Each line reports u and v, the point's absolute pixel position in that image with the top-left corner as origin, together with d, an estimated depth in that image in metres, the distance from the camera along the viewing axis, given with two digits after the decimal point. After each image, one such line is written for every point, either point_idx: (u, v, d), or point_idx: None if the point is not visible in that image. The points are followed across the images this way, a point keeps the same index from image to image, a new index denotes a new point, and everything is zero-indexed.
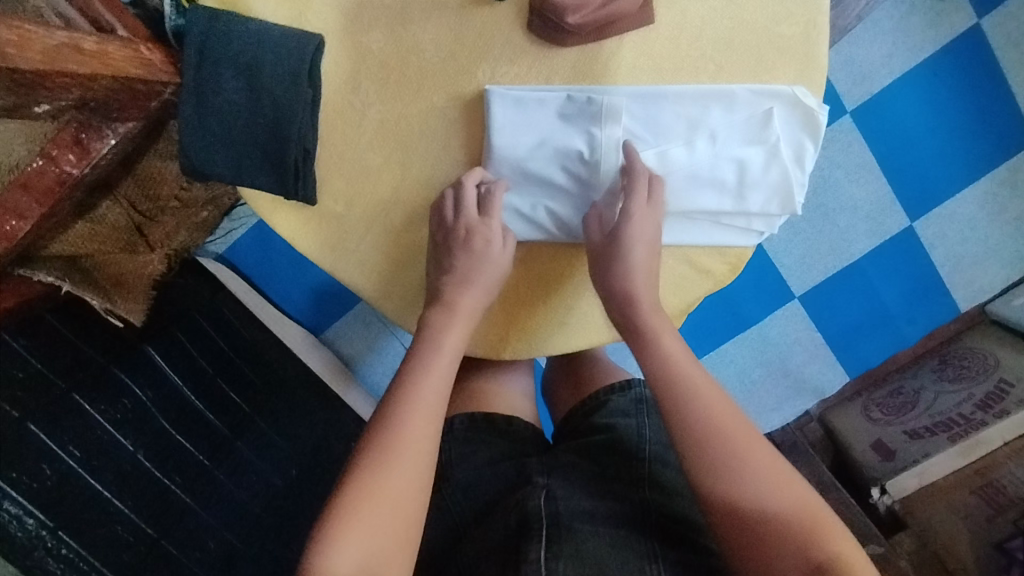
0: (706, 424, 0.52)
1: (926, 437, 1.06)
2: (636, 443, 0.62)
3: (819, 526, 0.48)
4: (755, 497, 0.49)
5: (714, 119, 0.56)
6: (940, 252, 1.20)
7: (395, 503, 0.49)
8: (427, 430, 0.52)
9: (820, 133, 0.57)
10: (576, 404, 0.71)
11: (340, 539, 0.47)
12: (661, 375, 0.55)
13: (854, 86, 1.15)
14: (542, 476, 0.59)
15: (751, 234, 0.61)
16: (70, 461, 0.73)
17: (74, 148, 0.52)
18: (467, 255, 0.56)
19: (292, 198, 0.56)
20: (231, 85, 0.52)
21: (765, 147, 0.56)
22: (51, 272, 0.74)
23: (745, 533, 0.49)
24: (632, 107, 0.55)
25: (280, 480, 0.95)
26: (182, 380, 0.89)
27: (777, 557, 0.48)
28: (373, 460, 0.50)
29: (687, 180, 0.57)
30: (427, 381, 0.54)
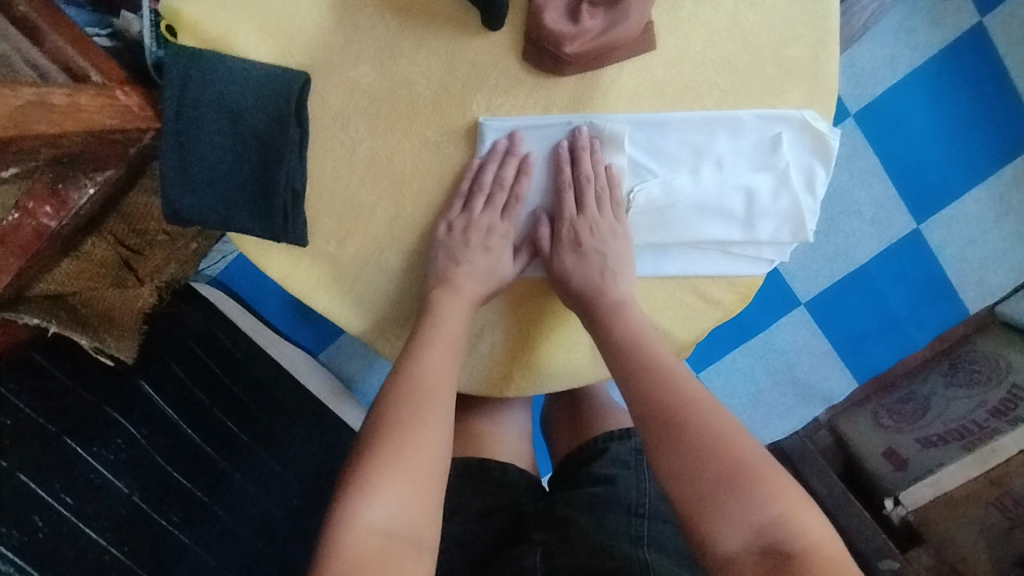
0: (655, 402, 0.50)
1: (939, 446, 1.03)
2: (634, 498, 0.60)
3: (780, 506, 0.44)
4: (704, 473, 0.46)
5: (721, 145, 0.54)
6: (947, 254, 1.18)
7: (426, 455, 0.47)
8: (447, 387, 0.52)
9: (831, 158, 0.55)
10: (574, 449, 0.70)
11: (371, 491, 0.44)
12: (665, 397, 0.50)
13: (856, 89, 1.12)
14: (541, 531, 0.59)
15: (762, 263, 0.58)
16: (62, 508, 0.71)
17: (51, 200, 0.49)
18: (472, 278, 0.55)
19: (282, 241, 0.54)
20: (213, 128, 0.49)
21: (774, 173, 0.54)
22: (34, 314, 0.70)
23: (699, 513, 0.45)
24: (634, 134, 0.53)
25: (281, 509, 0.93)
26: (178, 414, 0.87)
27: (726, 541, 0.44)
28: (394, 418, 0.48)
29: (693, 210, 0.55)
30: (441, 342, 0.53)
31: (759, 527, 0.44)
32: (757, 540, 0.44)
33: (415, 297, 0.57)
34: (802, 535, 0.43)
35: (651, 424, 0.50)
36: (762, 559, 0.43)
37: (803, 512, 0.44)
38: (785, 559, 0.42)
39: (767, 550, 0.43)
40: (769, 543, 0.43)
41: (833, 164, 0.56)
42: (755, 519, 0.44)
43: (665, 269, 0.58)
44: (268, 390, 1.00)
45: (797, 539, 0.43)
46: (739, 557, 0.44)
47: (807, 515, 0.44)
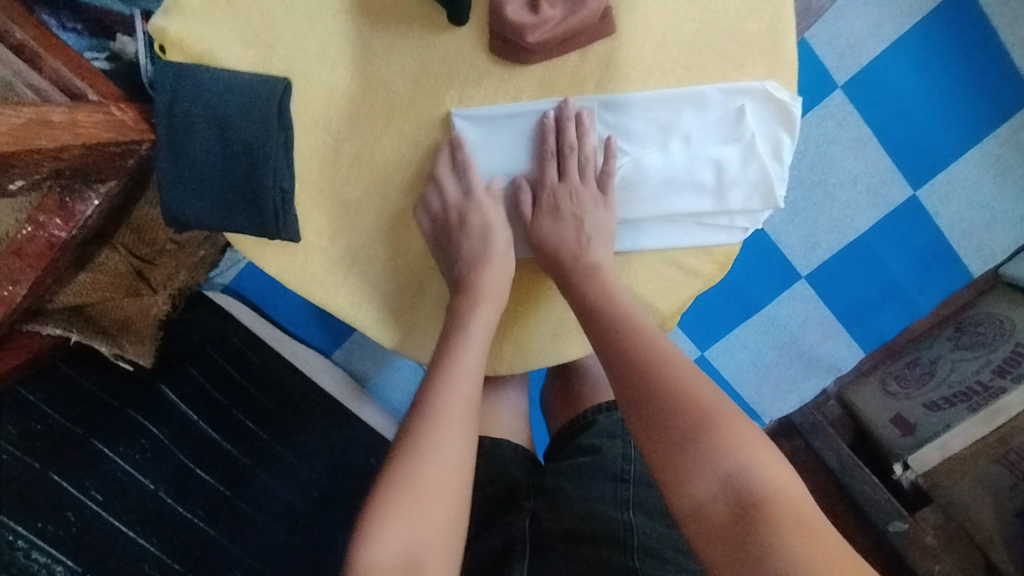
0: (626, 362, 0.53)
1: (946, 408, 1.08)
2: (619, 465, 0.65)
3: (747, 459, 0.46)
4: (672, 428, 0.48)
5: (687, 123, 0.56)
6: (945, 218, 1.17)
7: (442, 481, 0.48)
8: (468, 408, 0.52)
9: (796, 126, 0.57)
10: (570, 421, 0.75)
11: (388, 519, 0.46)
12: (652, 369, 0.51)
13: (842, 60, 1.11)
14: (529, 501, 0.67)
15: (735, 232, 0.61)
16: (93, 505, 0.76)
17: (59, 212, 0.53)
18: (478, 277, 0.57)
19: (274, 238, 0.57)
20: (202, 135, 0.53)
21: (740, 145, 0.57)
22: (57, 325, 0.75)
23: (670, 467, 0.48)
24: (604, 116, 0.56)
25: (303, 502, 0.96)
26: (199, 416, 0.91)
27: (696, 490, 0.46)
28: (413, 442, 0.49)
29: (662, 185, 0.58)
30: (466, 358, 0.54)
31: (726, 476, 0.46)
32: (725, 488, 0.45)
33: (404, 285, 0.61)
34: (769, 487, 0.45)
35: (630, 390, 0.51)
36: (731, 508, 0.45)
37: (770, 466, 0.46)
38: (750, 507, 0.44)
39: (733, 495, 0.45)
40: (736, 494, 0.45)
41: (798, 132, 0.58)
42: (723, 472, 0.46)
43: (640, 242, 0.61)
44: (284, 389, 1.04)
45: (763, 488, 0.45)
46: (708, 505, 0.46)
47: (772, 465, 0.46)
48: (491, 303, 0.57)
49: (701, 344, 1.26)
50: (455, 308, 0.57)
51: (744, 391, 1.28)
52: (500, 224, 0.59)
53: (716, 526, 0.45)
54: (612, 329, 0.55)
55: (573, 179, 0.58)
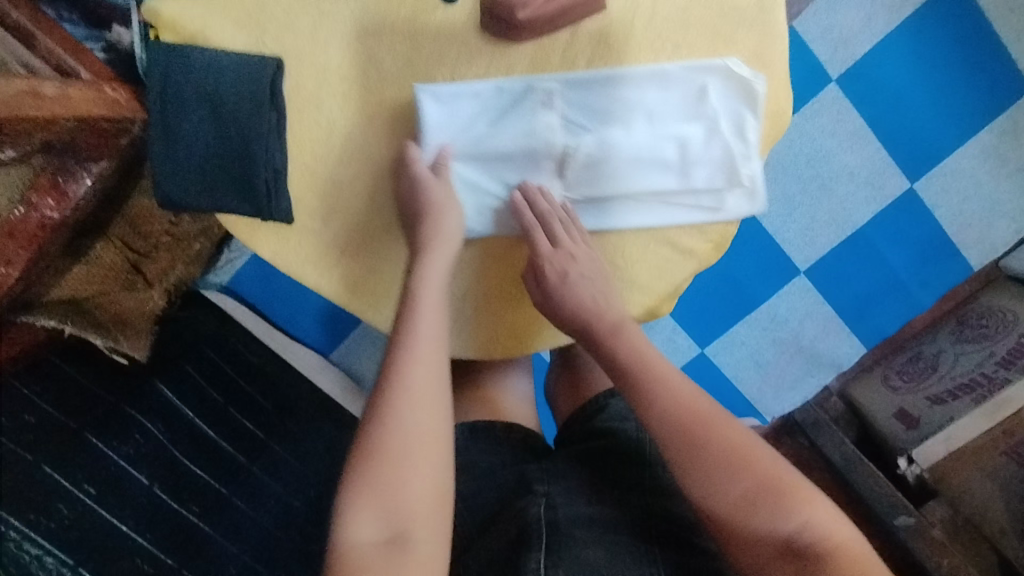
0: (662, 420, 0.53)
1: (949, 402, 1.08)
2: (635, 443, 0.67)
3: (800, 511, 0.48)
4: (725, 491, 0.49)
5: (650, 101, 0.58)
6: (944, 211, 1.16)
7: (414, 453, 0.49)
8: (432, 375, 0.52)
9: (760, 105, 0.59)
10: (576, 409, 0.77)
11: (362, 497, 0.47)
12: (691, 422, 0.52)
13: (836, 53, 1.11)
14: (544, 485, 0.62)
15: (701, 212, 0.61)
16: (86, 497, 0.79)
17: (52, 192, 0.53)
18: (431, 247, 0.56)
19: (268, 219, 0.57)
20: (194, 116, 0.54)
21: (703, 122, 0.59)
22: (51, 317, 0.75)
23: (727, 529, 0.49)
24: (568, 93, 0.57)
25: (299, 501, 0.92)
26: (195, 414, 0.90)
27: (758, 551, 0.48)
28: (379, 416, 0.50)
29: (628, 162, 0.58)
30: (423, 320, 0.54)
31: (785, 535, 0.47)
32: (784, 544, 0.47)
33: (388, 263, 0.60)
34: (828, 541, 0.47)
35: (675, 449, 0.52)
36: (792, 563, 0.47)
37: (827, 517, 0.48)
38: (810, 561, 0.46)
39: (791, 549, 0.47)
40: (795, 547, 0.47)
41: (763, 112, 0.59)
42: (782, 530, 0.48)
43: (609, 222, 0.60)
44: None
45: (824, 542, 0.47)
46: (768, 561, 0.48)
47: (830, 516, 0.48)
48: (444, 268, 0.56)
49: (701, 340, 1.24)
50: (408, 275, 0.56)
51: (746, 388, 1.27)
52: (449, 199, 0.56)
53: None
54: (642, 372, 0.56)
55: (538, 159, 0.58)
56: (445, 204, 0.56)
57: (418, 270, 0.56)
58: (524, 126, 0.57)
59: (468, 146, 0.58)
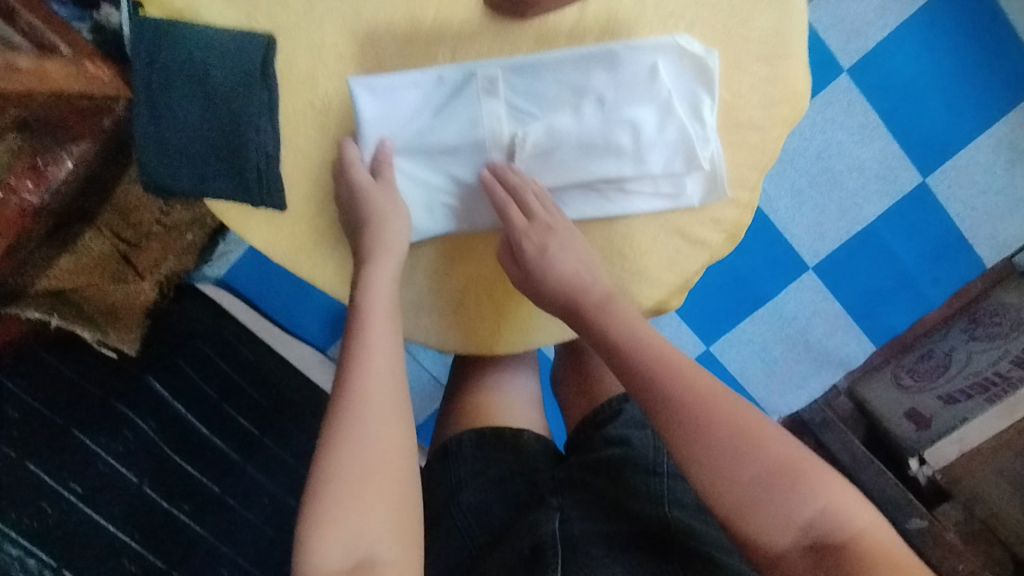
0: (668, 407, 0.49)
1: (961, 401, 1.04)
2: (650, 457, 0.66)
3: (822, 495, 0.45)
4: (738, 479, 0.46)
5: (596, 85, 0.55)
6: (957, 207, 1.13)
7: (375, 476, 0.47)
8: (388, 392, 0.50)
9: (714, 83, 0.56)
10: (586, 414, 0.76)
11: (323, 530, 0.45)
12: (704, 406, 0.48)
13: (848, 43, 1.08)
14: (557, 497, 0.64)
15: (660, 199, 0.59)
16: (71, 497, 0.72)
17: (30, 175, 0.50)
18: (376, 259, 0.54)
19: (259, 206, 0.56)
20: (182, 95, 0.51)
21: (657, 104, 0.56)
22: (37, 309, 0.71)
23: (742, 520, 0.46)
24: (509, 79, 0.55)
25: (294, 500, 0.96)
26: (188, 409, 0.87)
27: (773, 542, 0.45)
28: (332, 443, 0.48)
29: (578, 150, 0.56)
30: (374, 335, 0.52)
31: (805, 524, 0.45)
32: (804, 537, 0.45)
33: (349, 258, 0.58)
34: (849, 526, 0.44)
35: (681, 440, 0.48)
36: (810, 550, 0.44)
37: (849, 500, 0.45)
38: (835, 559, 0.43)
39: (815, 542, 0.44)
40: (819, 540, 0.44)
41: (719, 89, 0.56)
42: (801, 516, 0.45)
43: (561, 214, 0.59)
44: (274, 386, 1.02)
45: (845, 529, 0.44)
46: (789, 554, 0.45)
47: (861, 510, 0.45)
48: (390, 280, 0.55)
49: (707, 338, 1.22)
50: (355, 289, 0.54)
51: (750, 386, 1.25)
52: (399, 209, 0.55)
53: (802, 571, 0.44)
54: (643, 355, 0.52)
55: (485, 150, 0.56)
56: (389, 215, 0.55)
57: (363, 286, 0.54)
58: (467, 116, 0.55)
59: (410, 140, 0.56)
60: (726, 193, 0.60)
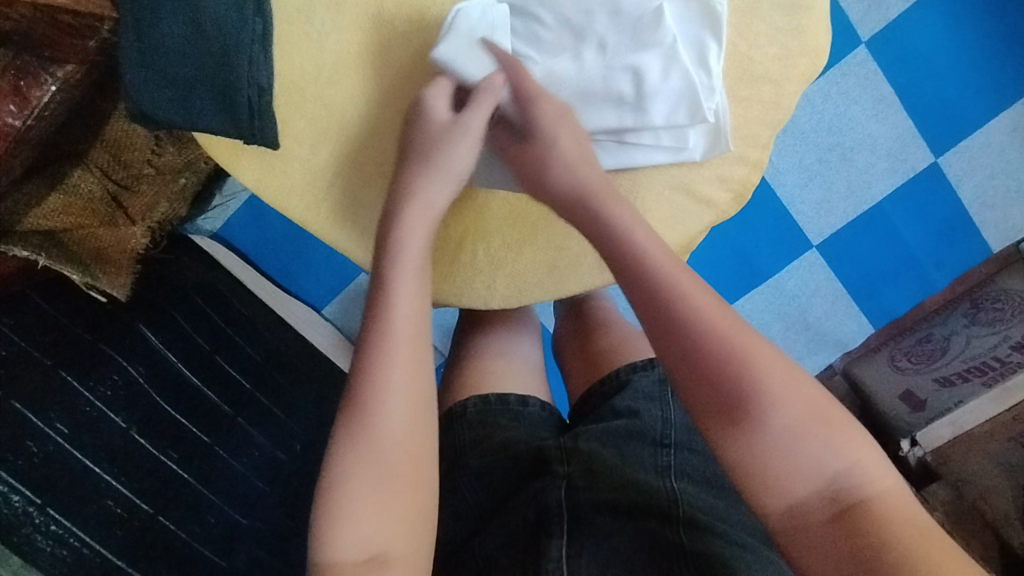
0: (699, 342, 0.46)
1: (959, 385, 1.06)
2: (659, 429, 0.67)
3: (851, 452, 0.44)
4: (773, 425, 0.44)
5: (601, 27, 0.54)
6: (967, 188, 1.10)
7: (392, 470, 0.47)
8: (410, 381, 0.49)
9: (721, 30, 0.54)
10: (593, 383, 0.77)
11: (339, 522, 0.46)
12: (735, 356, 0.45)
13: (868, 14, 1.05)
14: (563, 465, 0.64)
15: (661, 151, 0.57)
16: (57, 437, 0.72)
17: (14, 98, 0.49)
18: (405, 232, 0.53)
19: (252, 142, 0.55)
20: (170, 18, 0.49)
21: (661, 51, 0.54)
22: (26, 247, 0.68)
23: (756, 468, 0.45)
24: (512, 24, 0.55)
25: (285, 454, 0.92)
26: (179, 359, 0.87)
27: (796, 488, 0.44)
28: (352, 432, 0.48)
29: (578, 98, 0.55)
30: (398, 317, 0.50)
31: (832, 473, 0.44)
32: (827, 489, 0.43)
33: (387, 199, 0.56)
34: (869, 486, 0.43)
35: (703, 382, 0.46)
36: (830, 507, 0.43)
37: (869, 464, 0.44)
38: (858, 519, 0.42)
39: (833, 494, 0.43)
40: (838, 492, 0.43)
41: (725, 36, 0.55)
42: (824, 470, 0.44)
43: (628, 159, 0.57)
44: (272, 343, 0.99)
45: (864, 489, 0.43)
46: (807, 502, 0.44)
47: (883, 470, 0.45)
48: (417, 251, 0.53)
49: None
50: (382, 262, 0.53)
51: None
52: (450, 173, 0.54)
53: (815, 524, 0.43)
54: (679, 287, 0.48)
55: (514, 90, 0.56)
56: (444, 167, 0.54)
57: (391, 259, 0.52)
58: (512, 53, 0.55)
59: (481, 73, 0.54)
60: (729, 148, 0.58)
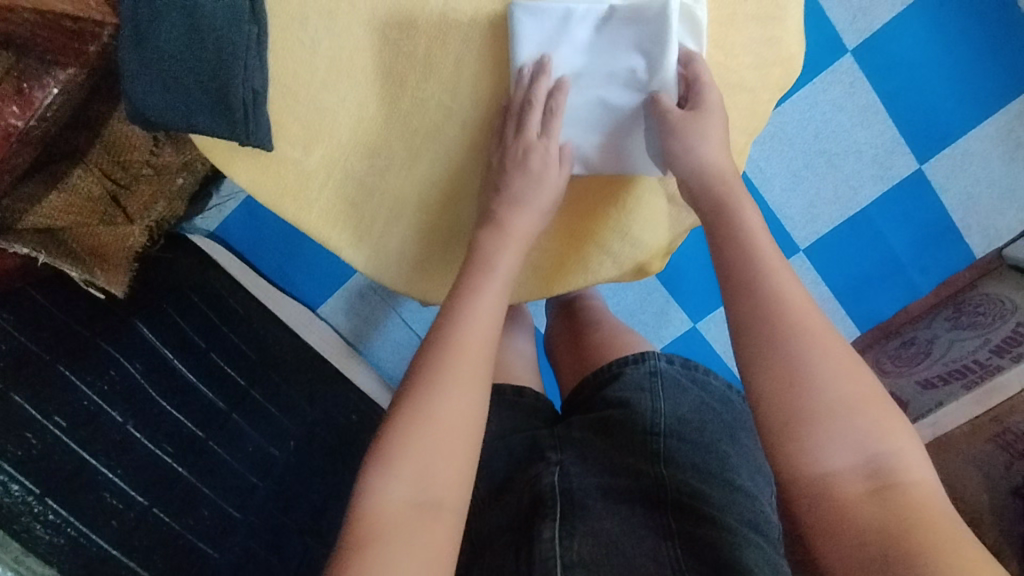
0: (782, 312, 0.50)
1: (940, 386, 1.09)
2: (649, 418, 0.68)
3: (890, 440, 0.46)
4: (828, 395, 0.47)
5: (642, 31, 0.57)
6: (950, 195, 1.11)
7: (456, 426, 0.50)
8: (482, 353, 0.54)
9: (701, 33, 0.58)
10: (586, 375, 0.79)
11: (399, 460, 0.48)
12: (790, 335, 0.49)
13: (853, 22, 1.04)
14: (555, 452, 0.67)
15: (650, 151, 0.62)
16: (55, 430, 0.74)
17: (17, 100, 0.51)
18: (501, 231, 0.59)
19: (245, 143, 0.57)
20: (169, 24, 0.51)
21: (645, 50, 0.58)
22: (26, 245, 0.70)
23: (799, 428, 0.47)
24: (552, 28, 0.57)
25: (278, 450, 0.94)
26: (175, 355, 0.89)
27: (834, 459, 0.46)
28: (426, 380, 0.51)
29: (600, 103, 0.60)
30: (486, 296, 0.56)
31: (873, 455, 0.45)
32: (867, 464, 0.45)
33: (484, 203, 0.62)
34: (908, 474, 0.45)
35: (762, 350, 0.49)
36: (869, 481, 0.45)
37: (912, 458, 0.46)
38: (894, 495, 0.44)
39: (874, 466, 0.45)
40: (879, 468, 0.45)
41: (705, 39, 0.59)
42: (868, 448, 0.46)
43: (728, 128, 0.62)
44: (268, 340, 1.01)
45: (903, 474, 0.45)
46: (844, 475, 0.45)
47: (923, 471, 0.46)
48: (514, 247, 0.59)
49: (694, 314, 1.15)
50: (477, 255, 0.59)
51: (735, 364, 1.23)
52: (542, 195, 0.60)
53: (851, 496, 0.45)
54: (766, 267, 0.52)
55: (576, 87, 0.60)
56: (527, 205, 0.60)
57: (481, 263, 0.58)
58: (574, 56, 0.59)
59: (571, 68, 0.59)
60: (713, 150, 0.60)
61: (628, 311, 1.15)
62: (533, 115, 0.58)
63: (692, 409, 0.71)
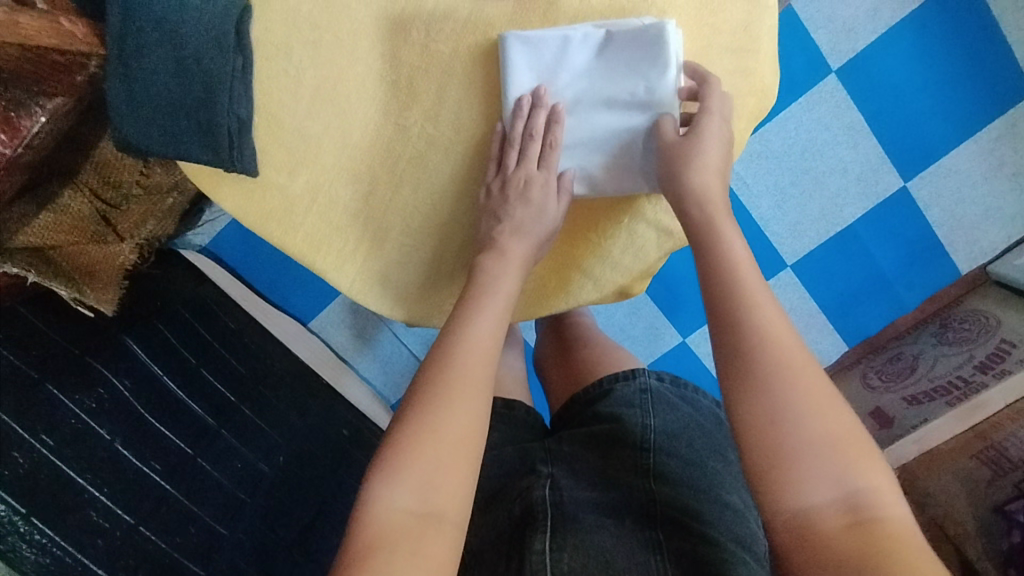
0: (764, 343, 0.50)
1: (925, 402, 1.07)
2: (638, 433, 0.69)
3: (863, 472, 0.46)
4: (806, 429, 0.47)
5: (630, 53, 0.59)
6: (935, 212, 1.12)
7: (456, 440, 0.50)
8: (484, 372, 0.54)
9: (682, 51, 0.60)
10: (576, 391, 0.80)
11: (401, 471, 0.49)
12: (767, 362, 0.49)
13: (836, 45, 1.06)
14: (546, 466, 0.68)
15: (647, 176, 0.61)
16: (42, 448, 0.74)
17: (3, 127, 0.52)
18: (502, 254, 0.60)
19: (231, 169, 0.58)
20: (154, 55, 0.52)
21: (638, 70, 0.59)
22: (16, 264, 0.70)
23: (779, 466, 0.47)
24: (537, 60, 0.60)
25: (267, 466, 0.94)
26: (164, 371, 0.89)
27: (812, 492, 0.46)
28: (427, 397, 0.52)
29: (597, 126, 0.61)
30: (487, 317, 0.57)
31: (852, 489, 0.46)
32: (845, 498, 0.45)
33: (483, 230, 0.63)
34: (883, 509, 0.45)
35: (746, 375, 0.49)
36: (847, 514, 0.45)
37: (886, 490, 0.46)
38: (868, 523, 0.44)
39: (852, 502, 0.45)
40: (856, 503, 0.45)
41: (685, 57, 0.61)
42: (845, 483, 0.46)
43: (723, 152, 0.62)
44: (259, 357, 1.02)
45: (878, 510, 0.45)
46: (821, 509, 0.46)
47: (898, 506, 0.46)
48: (516, 269, 0.60)
49: (685, 329, 1.16)
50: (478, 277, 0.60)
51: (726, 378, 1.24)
52: (544, 225, 0.61)
53: (830, 529, 0.45)
54: (752, 299, 0.52)
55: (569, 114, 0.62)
56: (528, 231, 0.61)
57: (484, 283, 0.59)
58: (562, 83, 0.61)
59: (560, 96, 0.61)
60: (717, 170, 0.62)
61: (618, 325, 1.16)
62: (529, 142, 0.60)
63: (681, 424, 0.72)
